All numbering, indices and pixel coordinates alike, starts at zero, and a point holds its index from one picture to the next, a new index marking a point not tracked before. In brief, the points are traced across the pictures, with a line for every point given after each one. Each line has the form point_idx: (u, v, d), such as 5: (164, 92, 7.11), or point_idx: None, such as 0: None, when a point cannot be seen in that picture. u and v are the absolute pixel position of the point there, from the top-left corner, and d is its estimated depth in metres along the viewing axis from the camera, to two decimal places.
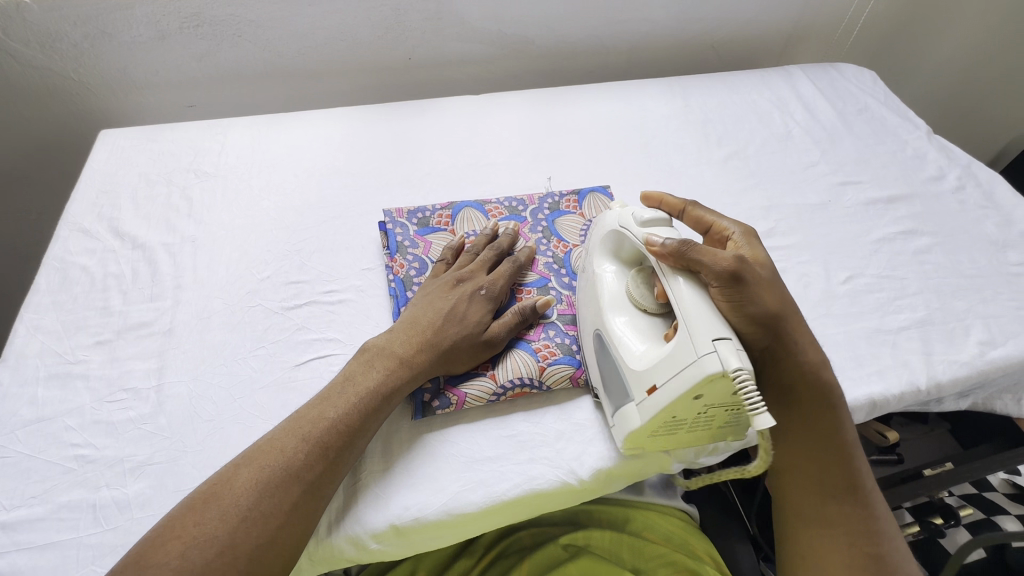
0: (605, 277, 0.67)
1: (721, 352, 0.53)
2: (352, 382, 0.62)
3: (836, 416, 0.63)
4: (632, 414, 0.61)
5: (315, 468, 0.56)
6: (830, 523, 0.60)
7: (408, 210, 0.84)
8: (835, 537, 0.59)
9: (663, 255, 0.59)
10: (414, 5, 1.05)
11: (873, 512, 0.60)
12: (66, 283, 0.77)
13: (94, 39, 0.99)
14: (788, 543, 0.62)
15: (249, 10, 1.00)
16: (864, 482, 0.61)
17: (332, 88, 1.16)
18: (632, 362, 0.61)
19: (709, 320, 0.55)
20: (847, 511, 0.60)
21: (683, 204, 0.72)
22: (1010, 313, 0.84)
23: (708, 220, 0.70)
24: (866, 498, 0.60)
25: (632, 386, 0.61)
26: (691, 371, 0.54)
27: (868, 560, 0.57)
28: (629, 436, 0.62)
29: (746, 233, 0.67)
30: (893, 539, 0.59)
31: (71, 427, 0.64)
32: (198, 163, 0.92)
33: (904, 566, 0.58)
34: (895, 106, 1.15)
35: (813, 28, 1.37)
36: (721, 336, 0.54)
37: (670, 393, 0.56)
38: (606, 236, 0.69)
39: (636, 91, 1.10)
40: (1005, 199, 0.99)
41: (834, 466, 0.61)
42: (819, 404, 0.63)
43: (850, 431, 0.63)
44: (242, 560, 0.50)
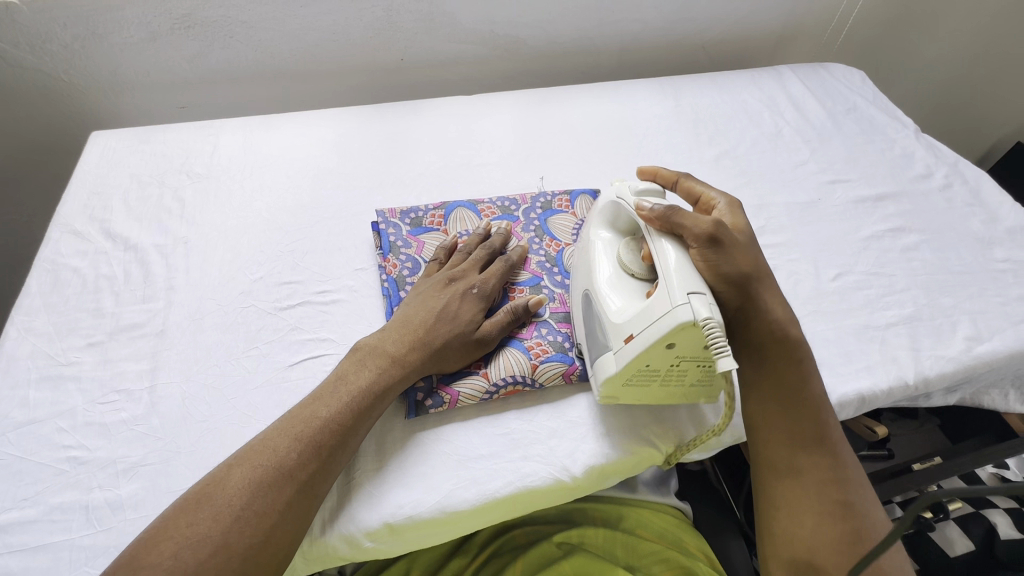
0: (597, 242, 0.70)
1: (694, 304, 0.57)
2: (345, 381, 0.63)
3: (804, 370, 0.65)
4: (609, 362, 0.63)
5: (308, 467, 0.56)
6: (801, 472, 0.61)
7: (401, 210, 0.85)
8: (806, 486, 0.60)
9: (651, 218, 0.64)
10: (407, 6, 1.06)
11: (841, 461, 0.62)
12: (57, 285, 0.76)
13: (85, 40, 0.99)
14: (763, 496, 0.62)
15: (240, 10, 1.00)
16: (833, 433, 0.63)
17: (324, 89, 1.16)
18: (612, 313, 0.64)
19: (685, 275, 0.59)
20: (818, 460, 0.61)
21: (676, 176, 0.75)
22: (996, 310, 0.85)
23: (698, 191, 0.74)
24: (835, 447, 0.62)
25: (611, 336, 0.63)
26: (666, 319, 0.58)
27: (837, 505, 0.59)
28: (605, 385, 0.64)
29: (731, 203, 0.71)
30: (859, 485, 0.61)
31: (64, 429, 0.64)
32: (191, 164, 0.92)
33: (870, 511, 0.60)
34: (883, 105, 1.16)
35: (803, 28, 1.38)
36: (695, 290, 0.58)
37: (645, 340, 0.59)
38: (603, 206, 0.72)
39: (627, 91, 1.11)
40: (992, 197, 1.01)
41: (804, 418, 0.63)
42: (789, 360, 0.65)
43: (817, 384, 0.65)
44: (236, 560, 0.50)
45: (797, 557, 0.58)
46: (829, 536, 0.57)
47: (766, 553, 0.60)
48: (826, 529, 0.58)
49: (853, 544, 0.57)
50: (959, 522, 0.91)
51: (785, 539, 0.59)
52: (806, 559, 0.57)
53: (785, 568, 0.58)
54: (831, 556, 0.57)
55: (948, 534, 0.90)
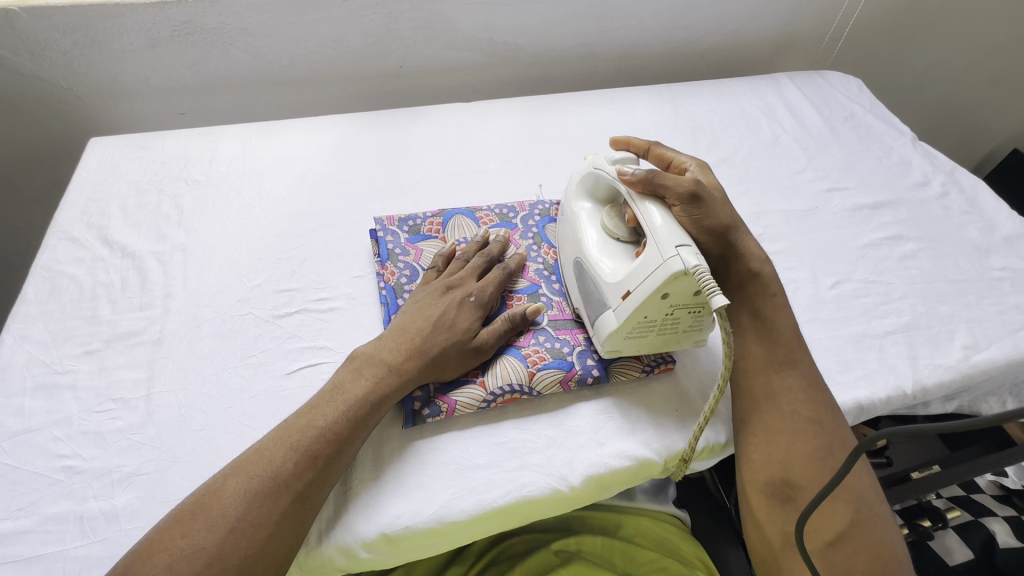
0: (581, 213, 0.74)
1: (683, 255, 0.59)
2: (341, 391, 0.62)
3: (778, 302, 0.70)
4: (610, 319, 0.66)
5: (304, 476, 0.56)
6: (775, 397, 0.65)
7: (400, 217, 0.85)
8: (781, 408, 0.64)
9: (633, 183, 0.67)
10: (405, 13, 1.06)
11: (813, 384, 0.66)
12: (54, 293, 0.76)
13: (84, 47, 0.99)
14: (742, 424, 0.66)
15: (241, 18, 1.00)
16: (804, 360, 0.67)
17: (323, 96, 1.17)
18: (607, 275, 0.67)
19: (671, 232, 0.62)
20: (791, 383, 0.66)
21: (648, 144, 0.78)
22: (994, 318, 0.85)
23: (669, 156, 0.76)
24: (807, 372, 0.67)
25: (608, 295, 0.66)
26: (658, 272, 0.60)
27: (809, 423, 0.63)
28: (607, 341, 0.67)
29: (700, 164, 0.76)
30: (829, 405, 0.65)
31: (58, 438, 0.64)
32: (189, 171, 0.92)
33: (839, 427, 0.64)
34: (880, 113, 1.17)
35: (800, 36, 1.39)
36: (682, 242, 0.60)
37: (642, 294, 0.62)
38: (581, 178, 0.75)
39: (626, 98, 1.11)
40: (988, 205, 1.01)
41: (778, 345, 0.68)
42: (763, 294, 0.70)
43: (785, 317, 0.69)
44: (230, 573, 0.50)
45: (774, 477, 0.62)
46: (803, 453, 0.62)
47: (746, 476, 0.64)
48: (799, 446, 0.62)
49: (824, 459, 0.61)
50: (959, 531, 0.91)
51: (761, 461, 0.63)
52: (782, 477, 0.61)
53: (763, 488, 0.62)
54: (804, 471, 0.61)
55: (947, 542, 0.90)
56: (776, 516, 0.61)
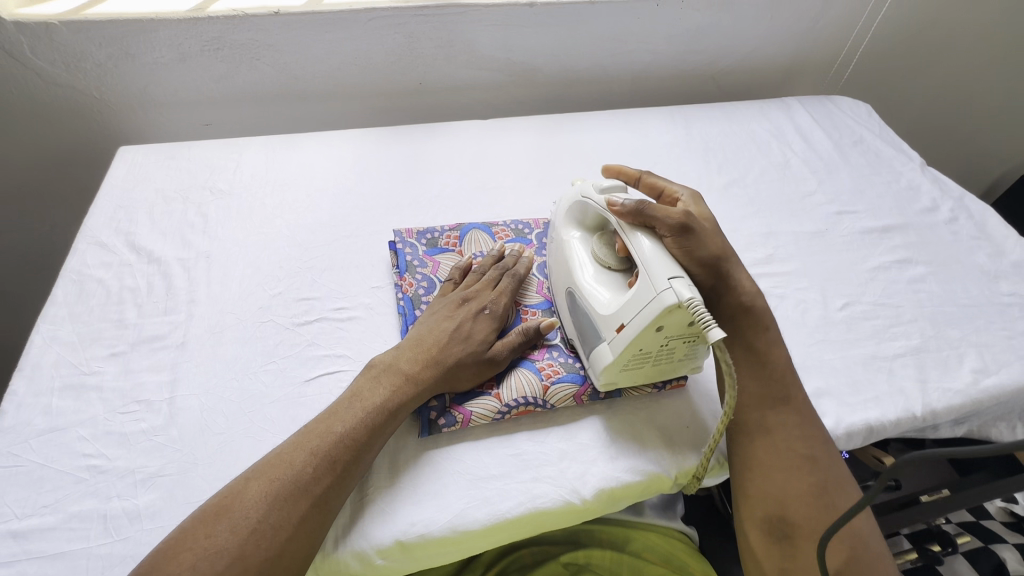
0: (573, 242, 0.75)
1: (675, 287, 0.60)
2: (359, 398, 0.64)
3: (771, 337, 0.71)
4: (605, 352, 0.67)
5: (322, 481, 0.57)
6: (770, 432, 0.66)
7: (418, 230, 0.87)
8: (775, 444, 0.65)
9: (623, 214, 0.67)
10: (427, 33, 1.10)
11: (806, 418, 0.67)
12: (82, 295, 0.79)
13: (118, 60, 1.03)
14: (737, 459, 0.67)
15: (268, 34, 1.04)
16: (798, 396, 0.68)
17: (344, 111, 1.20)
18: (602, 306, 0.68)
19: (663, 264, 0.62)
20: (784, 418, 0.67)
21: (638, 173, 0.79)
22: (1003, 343, 0.86)
23: (661, 185, 0.77)
24: (800, 407, 0.68)
25: (603, 327, 0.67)
26: (652, 305, 0.61)
27: (804, 459, 0.64)
28: (604, 373, 0.68)
29: (693, 195, 0.76)
30: (822, 440, 0.66)
31: (84, 437, 0.65)
32: (214, 180, 0.95)
33: (833, 462, 0.65)
34: (889, 138, 1.19)
35: (811, 62, 1.42)
36: (675, 275, 0.61)
37: (636, 327, 0.62)
38: (569, 206, 0.77)
39: (639, 120, 1.14)
40: (997, 231, 1.02)
41: (772, 380, 0.69)
42: (756, 328, 0.71)
43: (778, 350, 0.71)
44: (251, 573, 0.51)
45: (770, 513, 0.62)
46: (798, 489, 0.62)
47: (743, 513, 0.64)
48: (795, 482, 0.63)
49: (820, 495, 0.62)
50: (969, 557, 0.91)
51: (757, 497, 0.63)
52: (779, 514, 0.62)
53: (760, 524, 0.63)
54: (800, 509, 0.61)
55: (958, 568, 0.90)
56: (772, 553, 0.61)
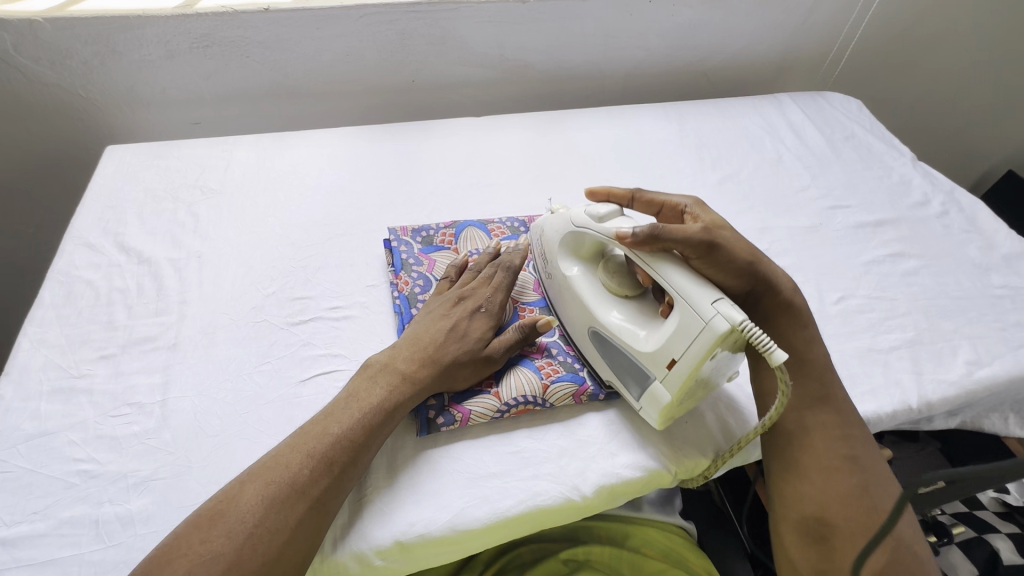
0: (578, 278, 0.73)
1: (723, 312, 0.58)
2: (356, 399, 0.63)
3: (808, 334, 0.71)
4: (661, 392, 0.64)
5: (320, 483, 0.56)
6: (808, 431, 0.65)
7: (413, 228, 0.87)
8: (814, 444, 0.64)
9: (638, 244, 0.64)
10: (419, 29, 1.09)
11: (845, 419, 0.66)
12: (70, 297, 0.77)
13: (104, 57, 1.01)
14: (773, 459, 0.66)
15: (257, 32, 1.02)
16: (837, 397, 0.68)
17: (336, 109, 1.19)
18: (643, 343, 0.65)
19: (700, 287, 0.61)
20: (822, 418, 0.66)
21: (631, 192, 0.76)
22: (996, 335, 0.86)
23: (658, 201, 0.76)
24: (840, 407, 0.67)
25: (649, 366, 0.64)
26: (704, 335, 0.59)
27: (844, 460, 0.63)
28: (662, 413, 0.65)
29: (696, 202, 0.74)
30: (863, 441, 0.65)
31: (74, 442, 0.64)
32: (204, 179, 0.93)
33: (876, 465, 0.63)
34: (880, 133, 1.20)
35: (801, 58, 1.43)
36: (716, 297, 0.60)
37: (691, 361, 0.60)
38: (563, 240, 0.74)
39: (633, 116, 1.14)
40: (987, 224, 1.03)
41: (809, 379, 0.68)
42: (792, 325, 0.71)
43: (815, 348, 0.71)
44: None
45: (808, 514, 0.61)
46: (838, 491, 0.61)
47: (779, 511, 0.63)
48: (835, 483, 0.61)
49: (861, 497, 0.60)
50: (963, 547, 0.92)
51: (794, 497, 0.62)
52: (816, 515, 0.60)
53: (796, 524, 0.61)
54: (840, 510, 0.60)
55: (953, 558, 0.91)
56: (808, 553, 0.60)
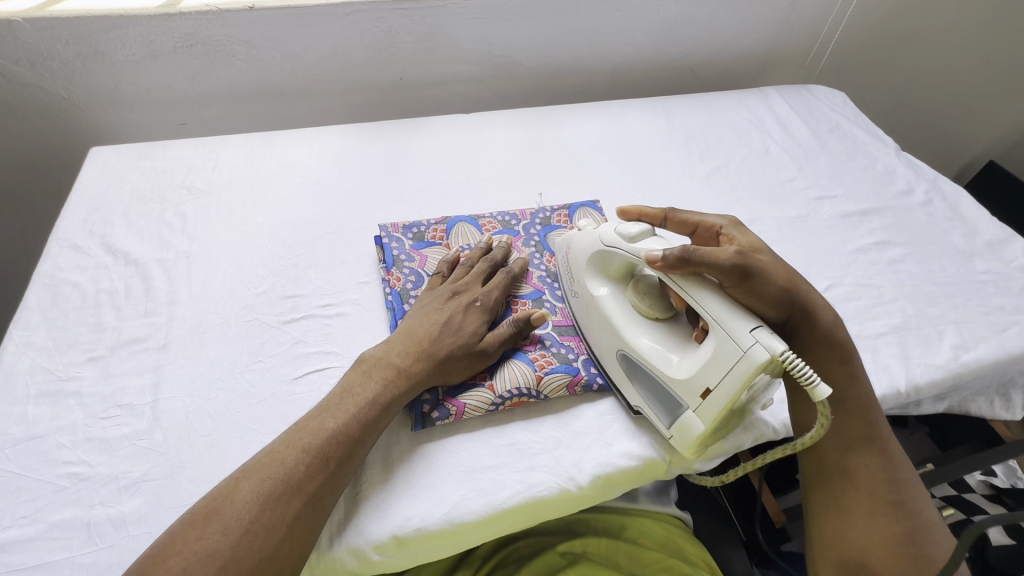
0: (606, 299, 0.71)
1: (763, 342, 0.57)
2: (351, 393, 0.63)
3: (850, 370, 0.69)
4: (693, 422, 0.63)
5: (316, 478, 0.56)
6: (851, 475, 0.64)
7: (404, 225, 0.86)
8: (855, 486, 0.63)
9: (669, 267, 0.62)
10: (406, 26, 1.08)
11: (891, 461, 0.65)
12: (56, 300, 0.76)
13: (87, 58, 1.00)
14: (812, 497, 0.66)
15: (244, 30, 1.02)
16: (882, 436, 0.66)
17: (323, 108, 1.19)
18: (675, 371, 0.64)
19: (738, 315, 0.60)
20: (866, 460, 0.64)
21: (663, 212, 0.76)
22: (980, 319, 0.88)
23: (692, 220, 0.75)
24: (886, 448, 0.65)
25: (683, 394, 0.63)
26: (742, 365, 0.58)
27: (890, 505, 0.61)
28: (692, 443, 0.64)
29: (732, 222, 0.73)
30: (910, 483, 0.63)
31: (64, 445, 0.63)
32: (191, 179, 0.92)
33: (924, 511, 0.62)
34: (864, 125, 1.22)
35: (785, 53, 1.44)
36: (754, 326, 0.59)
37: (727, 390, 0.60)
38: (592, 259, 0.73)
39: (621, 110, 1.15)
40: (969, 212, 1.05)
41: (852, 418, 0.67)
42: (832, 360, 0.69)
43: (861, 384, 0.69)
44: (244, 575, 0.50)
45: (848, 557, 0.60)
46: (881, 537, 0.60)
47: (818, 551, 0.63)
48: (877, 528, 0.60)
49: (908, 545, 0.59)
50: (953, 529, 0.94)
51: (833, 539, 0.62)
52: (856, 559, 0.60)
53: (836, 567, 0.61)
54: (884, 557, 0.59)
55: None
56: None
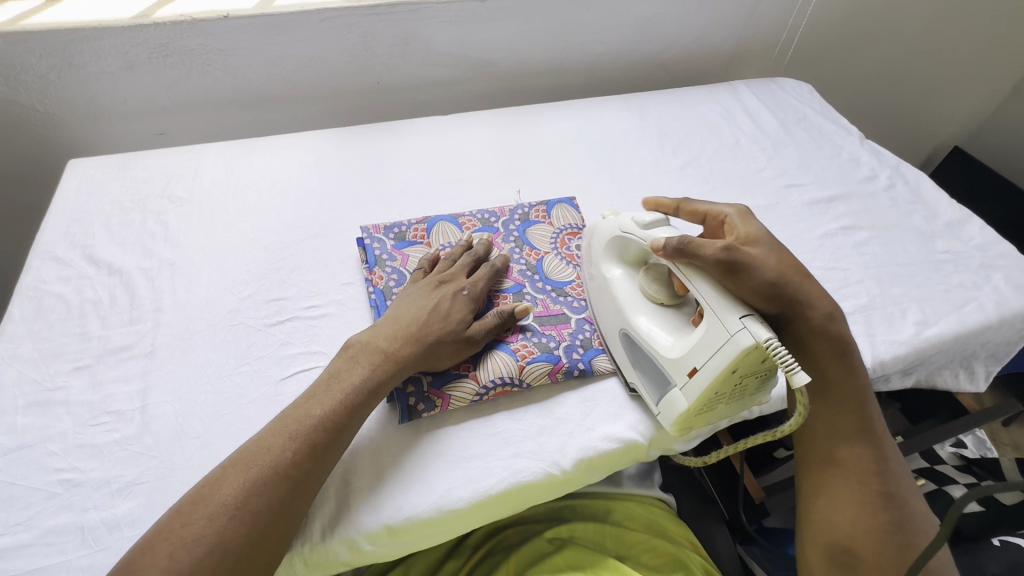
0: (615, 281, 0.75)
1: (749, 329, 0.59)
2: (338, 380, 0.65)
3: (850, 364, 0.70)
4: (679, 399, 0.66)
5: (303, 465, 0.58)
6: (841, 464, 0.66)
7: (385, 225, 0.88)
8: (846, 476, 0.66)
9: (669, 254, 0.66)
10: (382, 31, 1.10)
11: (882, 453, 0.67)
12: (41, 311, 0.76)
13: (62, 71, 1.00)
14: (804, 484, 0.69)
15: (219, 39, 1.02)
16: (875, 429, 0.68)
17: (302, 114, 1.20)
18: (667, 351, 0.67)
19: (729, 303, 0.62)
20: (858, 452, 0.67)
21: (677, 203, 0.79)
22: (940, 296, 0.92)
23: (704, 211, 0.77)
24: (878, 442, 0.67)
25: (673, 373, 0.66)
26: (727, 348, 0.61)
27: (878, 496, 0.64)
28: (678, 420, 0.67)
29: (740, 212, 0.74)
30: (897, 476, 0.66)
31: (54, 452, 0.64)
32: (172, 189, 0.93)
33: (910, 503, 0.65)
34: (829, 115, 1.26)
35: (754, 47, 1.49)
36: (744, 314, 0.61)
37: (711, 371, 0.62)
38: (608, 243, 0.76)
39: (596, 107, 1.18)
40: (930, 195, 1.10)
41: (848, 411, 0.69)
42: (832, 355, 0.70)
43: (861, 379, 0.70)
44: (229, 559, 0.51)
45: (836, 543, 0.63)
46: (868, 525, 0.62)
47: (806, 536, 0.66)
48: (865, 518, 0.63)
49: (893, 533, 0.62)
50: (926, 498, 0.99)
51: (821, 524, 0.65)
52: (843, 545, 0.62)
53: (823, 551, 0.64)
54: (870, 544, 0.62)
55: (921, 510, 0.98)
56: None
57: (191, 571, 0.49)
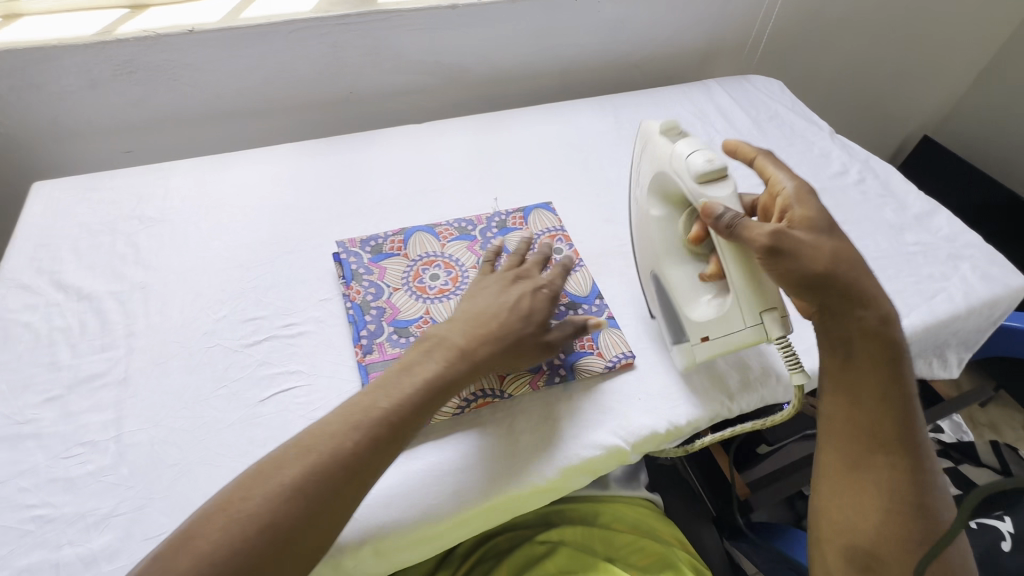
0: (653, 222, 0.75)
1: (765, 325, 0.65)
2: (411, 371, 0.63)
3: (897, 371, 0.65)
4: (686, 352, 0.72)
5: (366, 455, 0.57)
6: (873, 470, 0.63)
7: (361, 239, 0.88)
8: (878, 482, 0.62)
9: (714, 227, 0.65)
10: (352, 41, 1.09)
11: (919, 462, 0.63)
12: (8, 342, 0.74)
13: (21, 91, 0.98)
14: (829, 486, 0.65)
15: (184, 54, 1.01)
16: (916, 437, 0.64)
17: (274, 127, 1.18)
18: (690, 310, 0.70)
19: (756, 294, 0.65)
20: (894, 461, 0.63)
21: (755, 153, 0.76)
22: (911, 288, 0.94)
23: (768, 173, 0.73)
24: (917, 450, 0.64)
25: (687, 330, 0.70)
26: (740, 335, 0.67)
27: (909, 505, 0.61)
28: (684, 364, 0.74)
29: (800, 186, 0.69)
30: (932, 486, 0.63)
31: (26, 488, 0.62)
32: (141, 209, 0.91)
33: (941, 513, 0.62)
34: (800, 111, 1.28)
35: (725, 45, 1.50)
36: (767, 307, 0.65)
37: (722, 343, 0.68)
38: (660, 180, 0.74)
39: (571, 111, 1.18)
40: (899, 187, 1.12)
41: (889, 417, 0.64)
42: (877, 359, 0.65)
43: (909, 384, 0.66)
44: (283, 538, 0.51)
45: (857, 546, 0.62)
46: (894, 532, 0.61)
47: (823, 536, 0.64)
48: (891, 525, 0.61)
49: (920, 542, 0.60)
50: None
51: (842, 526, 0.63)
52: (866, 549, 0.61)
53: (842, 552, 0.62)
54: (894, 551, 0.60)
55: None
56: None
57: (246, 548, 0.50)
